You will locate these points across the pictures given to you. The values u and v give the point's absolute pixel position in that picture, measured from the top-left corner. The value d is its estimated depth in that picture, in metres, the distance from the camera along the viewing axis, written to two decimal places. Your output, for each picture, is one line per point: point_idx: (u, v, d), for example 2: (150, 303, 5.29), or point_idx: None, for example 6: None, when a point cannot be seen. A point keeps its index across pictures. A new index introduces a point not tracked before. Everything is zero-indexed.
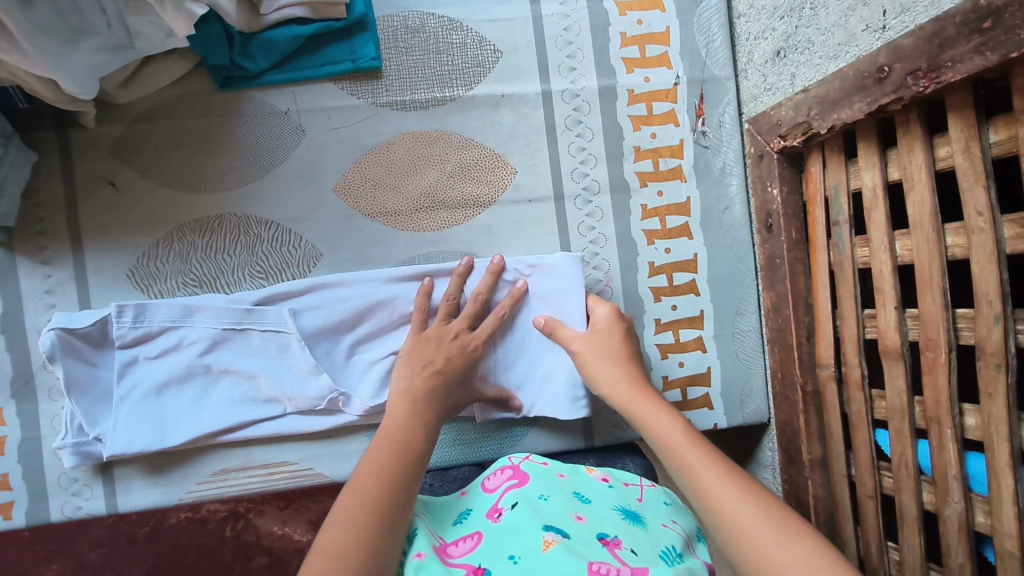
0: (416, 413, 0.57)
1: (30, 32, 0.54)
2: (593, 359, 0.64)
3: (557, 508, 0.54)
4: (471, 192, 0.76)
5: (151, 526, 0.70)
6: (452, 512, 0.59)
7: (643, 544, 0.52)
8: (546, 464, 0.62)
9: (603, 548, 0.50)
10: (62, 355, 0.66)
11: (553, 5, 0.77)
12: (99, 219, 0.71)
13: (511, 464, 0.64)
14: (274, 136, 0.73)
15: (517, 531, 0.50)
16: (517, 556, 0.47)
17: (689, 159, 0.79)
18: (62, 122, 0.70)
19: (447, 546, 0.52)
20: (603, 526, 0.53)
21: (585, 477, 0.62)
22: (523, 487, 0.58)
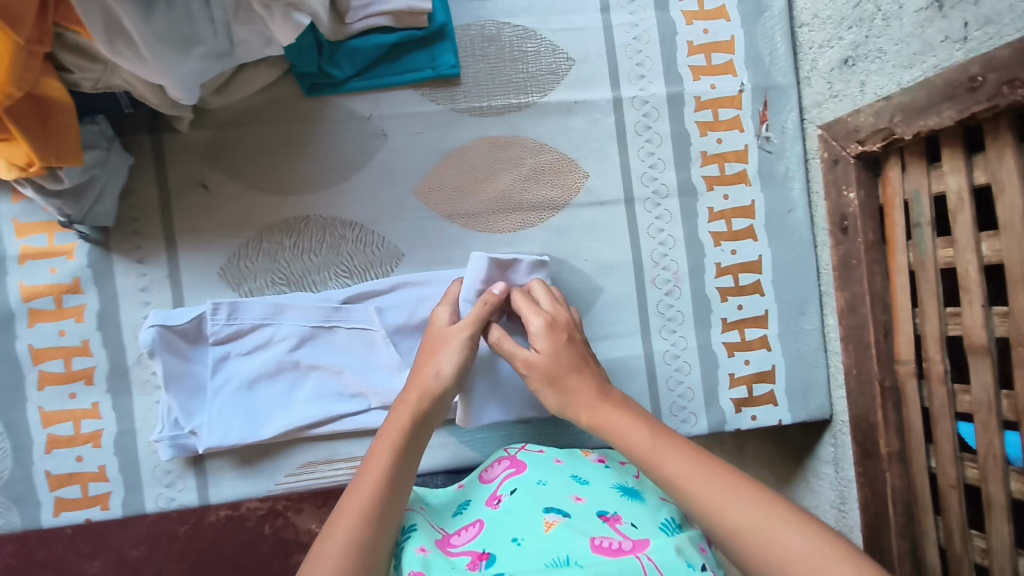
0: (394, 419, 0.59)
1: (150, 40, 0.56)
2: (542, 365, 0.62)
3: (555, 492, 0.58)
4: (545, 195, 0.78)
5: (191, 524, 0.74)
6: (450, 503, 0.63)
7: (643, 518, 0.57)
8: (541, 452, 0.66)
9: (604, 525, 0.54)
10: (162, 351, 0.69)
11: (623, 15, 0.80)
12: (192, 220, 0.74)
13: (507, 455, 0.67)
14: (357, 141, 0.76)
15: (517, 515, 0.55)
16: (519, 538, 0.52)
17: (754, 163, 0.82)
18: (157, 126, 0.73)
19: (449, 537, 0.56)
20: (602, 504, 0.58)
21: (580, 461, 0.65)
22: (521, 473, 0.62)
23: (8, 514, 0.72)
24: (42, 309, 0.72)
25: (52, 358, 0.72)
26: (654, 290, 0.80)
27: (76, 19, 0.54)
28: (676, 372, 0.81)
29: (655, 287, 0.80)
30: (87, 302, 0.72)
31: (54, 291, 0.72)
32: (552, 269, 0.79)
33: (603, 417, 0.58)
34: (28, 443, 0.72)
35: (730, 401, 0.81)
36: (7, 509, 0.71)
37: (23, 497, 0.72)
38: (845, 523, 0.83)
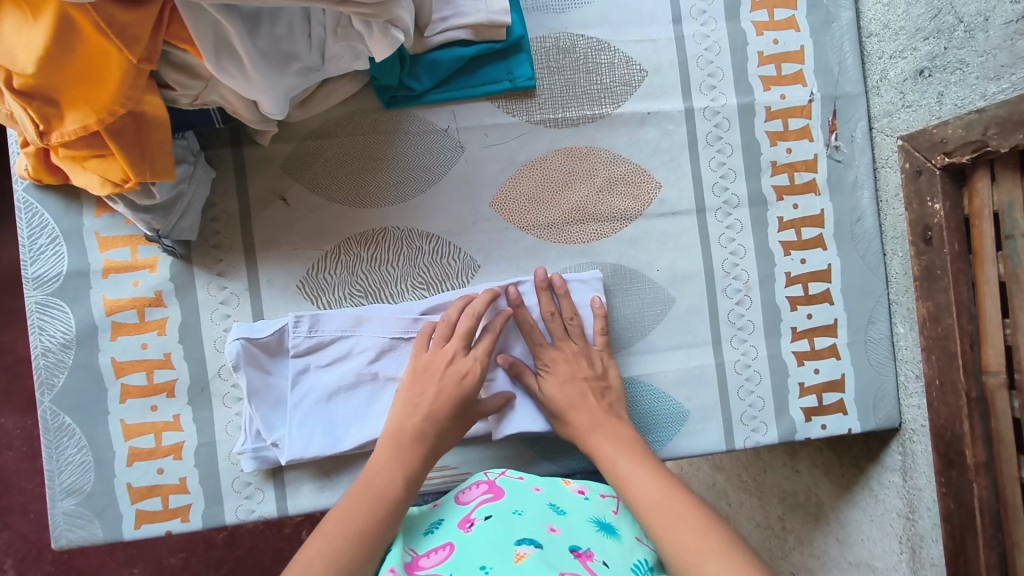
0: (401, 454, 0.62)
1: (254, 56, 0.57)
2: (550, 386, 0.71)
3: (532, 521, 0.58)
4: (619, 206, 0.79)
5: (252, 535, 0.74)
6: (423, 522, 0.63)
7: (615, 557, 0.56)
8: (522, 479, 0.65)
9: (576, 561, 0.53)
10: (246, 364, 0.69)
11: (695, 26, 0.80)
12: (271, 233, 0.74)
13: (487, 479, 0.66)
14: (434, 153, 0.76)
15: (491, 543, 0.54)
16: (488, 567, 0.51)
17: (824, 173, 0.82)
18: (238, 139, 0.73)
19: (418, 560, 0.57)
20: (576, 539, 0.57)
21: (561, 490, 0.64)
22: (498, 500, 0.61)
23: (90, 527, 0.71)
24: (124, 322, 0.72)
25: (134, 371, 0.72)
26: (725, 299, 0.81)
27: (186, 35, 0.55)
28: (747, 382, 0.80)
29: (726, 296, 0.81)
30: (169, 315, 0.72)
31: (136, 304, 0.72)
32: (625, 280, 0.79)
33: (595, 443, 0.67)
34: (110, 456, 0.72)
35: (800, 410, 0.81)
36: (90, 523, 0.71)
37: (105, 511, 0.72)
38: (914, 532, 0.82)
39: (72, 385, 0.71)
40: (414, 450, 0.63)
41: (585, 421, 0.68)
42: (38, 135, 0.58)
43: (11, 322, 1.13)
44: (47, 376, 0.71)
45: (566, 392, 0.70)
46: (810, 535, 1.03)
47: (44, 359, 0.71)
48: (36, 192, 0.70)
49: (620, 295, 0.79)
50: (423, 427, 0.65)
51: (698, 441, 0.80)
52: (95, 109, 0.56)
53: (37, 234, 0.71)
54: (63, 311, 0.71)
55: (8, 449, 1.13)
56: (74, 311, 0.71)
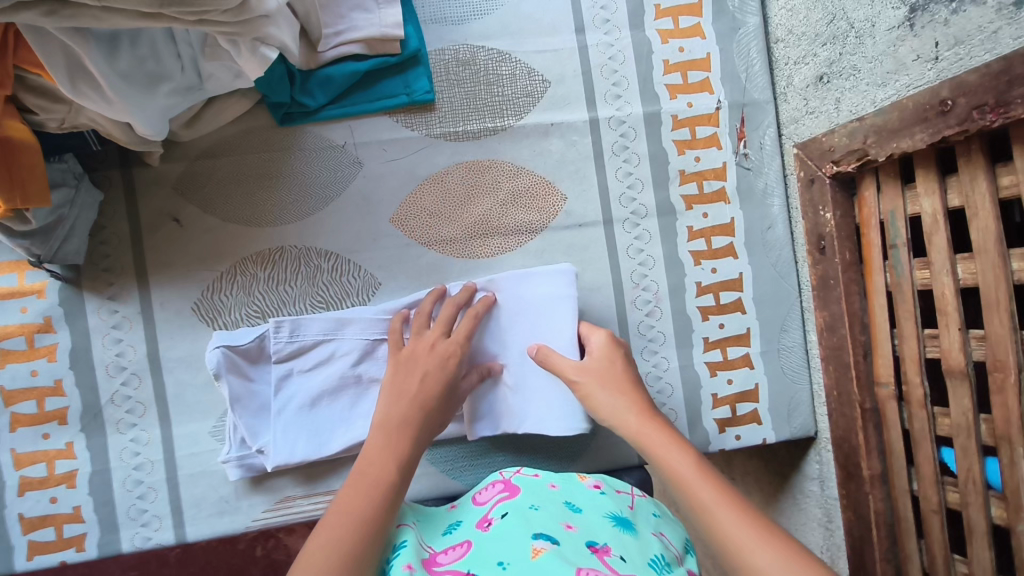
0: (393, 444, 0.59)
1: (114, 79, 0.56)
2: (597, 388, 0.65)
3: (548, 516, 0.57)
4: (524, 219, 0.78)
5: (179, 549, 0.71)
6: (441, 524, 0.63)
7: (633, 550, 0.54)
8: (536, 476, 0.65)
9: (593, 556, 0.52)
10: (227, 373, 0.68)
11: (598, 35, 0.79)
12: (164, 255, 0.73)
13: (503, 478, 0.67)
14: (331, 169, 0.75)
15: (508, 540, 0.54)
16: (505, 562, 0.50)
17: (733, 181, 0.81)
18: (128, 161, 0.72)
19: (436, 556, 0.56)
20: (593, 535, 0.56)
21: (576, 487, 0.64)
22: (514, 497, 0.61)
23: None
24: (12, 349, 0.70)
25: (23, 400, 0.70)
26: (635, 311, 0.80)
27: (35, 61, 0.53)
28: (659, 395, 0.80)
29: (636, 308, 0.80)
30: (59, 341, 0.71)
31: (24, 331, 0.70)
32: None
33: (647, 439, 0.59)
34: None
35: (714, 421, 0.80)
36: None
37: None
38: (833, 542, 0.81)
39: None
40: (408, 441, 0.60)
41: (620, 407, 0.63)
42: None
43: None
44: None
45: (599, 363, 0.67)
46: None
47: None
48: None
49: None
50: (409, 411, 0.62)
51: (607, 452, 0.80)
52: None
53: None
54: None
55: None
56: None
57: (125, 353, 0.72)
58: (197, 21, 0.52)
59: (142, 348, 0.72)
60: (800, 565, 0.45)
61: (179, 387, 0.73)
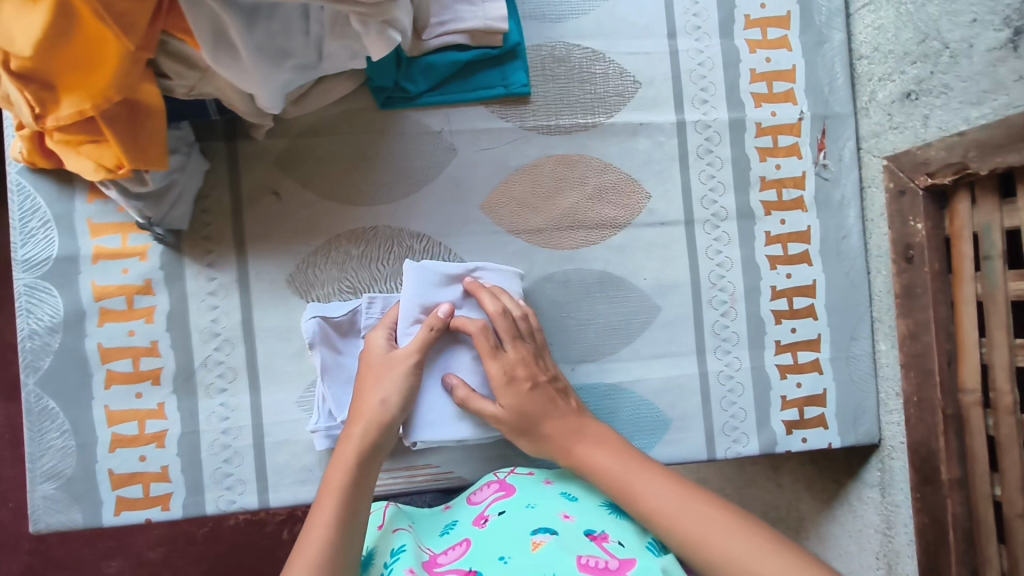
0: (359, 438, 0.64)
1: (251, 50, 0.58)
2: (515, 432, 0.68)
3: (546, 511, 0.61)
4: (608, 214, 0.80)
5: None
6: (438, 524, 0.66)
7: (628, 536, 0.60)
8: (530, 475, 0.70)
9: (592, 543, 0.57)
10: (319, 343, 0.71)
11: (689, 41, 0.82)
12: (262, 227, 0.75)
13: (497, 478, 0.70)
14: (428, 155, 0.77)
15: (508, 536, 0.58)
16: (506, 556, 0.55)
17: (811, 190, 0.83)
18: (232, 132, 0.74)
19: (437, 557, 0.59)
20: (591, 522, 0.60)
21: (569, 479, 0.68)
22: (511, 496, 0.64)
23: (69, 511, 0.72)
24: (112, 308, 0.72)
25: (120, 358, 0.73)
26: (710, 310, 0.82)
27: (184, 27, 0.56)
28: (729, 393, 0.82)
29: (712, 308, 0.82)
30: (157, 303, 0.73)
31: (124, 291, 0.72)
32: (612, 287, 0.80)
33: (580, 452, 0.66)
34: (92, 441, 0.72)
35: (782, 423, 0.82)
36: (69, 507, 0.72)
37: (84, 496, 0.72)
38: (890, 548, 0.84)
39: (57, 369, 0.72)
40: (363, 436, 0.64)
41: (562, 428, 0.67)
42: (30, 116, 0.60)
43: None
44: (32, 359, 0.71)
45: (530, 401, 0.68)
46: None
47: (31, 342, 0.71)
48: (29, 174, 0.71)
49: (606, 302, 0.80)
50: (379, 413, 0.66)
51: (677, 447, 0.81)
52: (91, 93, 0.57)
53: (28, 217, 0.71)
54: (50, 295, 0.71)
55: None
56: (62, 296, 0.72)
57: (219, 319, 0.74)
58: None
59: (237, 315, 0.74)
60: (729, 527, 0.55)
61: (270, 355, 0.75)
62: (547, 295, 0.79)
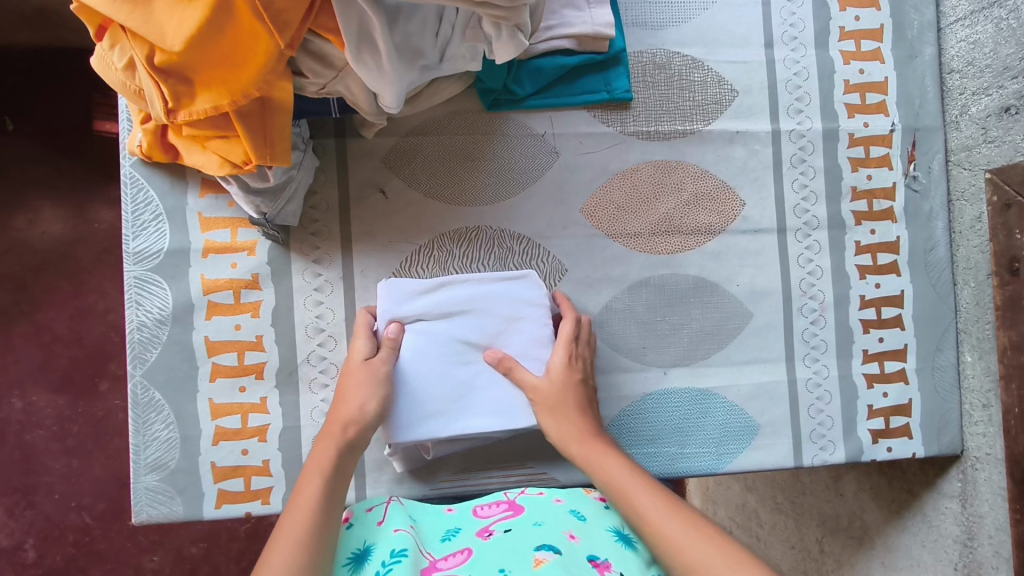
0: (332, 457, 0.62)
1: (391, 50, 0.59)
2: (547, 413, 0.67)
3: (551, 530, 0.59)
4: (704, 220, 0.81)
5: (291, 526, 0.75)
6: (440, 531, 0.63)
7: (632, 566, 0.57)
8: (541, 494, 0.67)
9: (593, 571, 0.54)
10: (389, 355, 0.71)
11: (785, 51, 0.83)
12: (368, 224, 0.76)
13: (506, 498, 0.68)
14: (531, 157, 0.78)
15: (509, 551, 0.55)
16: (506, 569, 0.52)
17: (901, 202, 0.84)
18: (344, 131, 0.75)
19: (436, 563, 0.56)
20: (594, 549, 0.57)
21: (582, 500, 0.66)
22: (518, 516, 0.62)
23: (171, 503, 0.72)
24: (220, 302, 0.73)
25: (225, 352, 0.73)
26: (800, 318, 0.82)
27: (333, 25, 0.57)
28: (817, 401, 0.82)
29: (802, 315, 0.82)
30: (264, 299, 0.74)
31: (232, 285, 0.73)
32: (706, 293, 0.81)
33: (588, 452, 0.65)
34: (196, 434, 0.72)
35: (868, 431, 0.83)
36: (171, 499, 0.72)
37: (186, 489, 0.72)
38: (971, 559, 0.83)
39: (164, 361, 0.72)
40: (330, 450, 0.63)
41: (569, 426, 0.67)
42: (162, 113, 0.60)
43: (49, 299, 1.16)
44: (140, 351, 0.72)
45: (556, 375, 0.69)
46: (851, 558, 1.04)
47: (139, 334, 0.72)
48: (142, 168, 0.72)
49: (699, 307, 0.81)
50: (342, 429, 0.64)
51: (767, 454, 0.81)
52: (229, 91, 0.58)
53: (141, 210, 0.72)
54: (160, 288, 0.72)
55: (38, 427, 1.15)
56: (171, 289, 0.72)
57: (324, 315, 0.75)
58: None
59: (341, 312, 0.75)
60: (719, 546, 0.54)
61: None
62: (642, 299, 0.80)
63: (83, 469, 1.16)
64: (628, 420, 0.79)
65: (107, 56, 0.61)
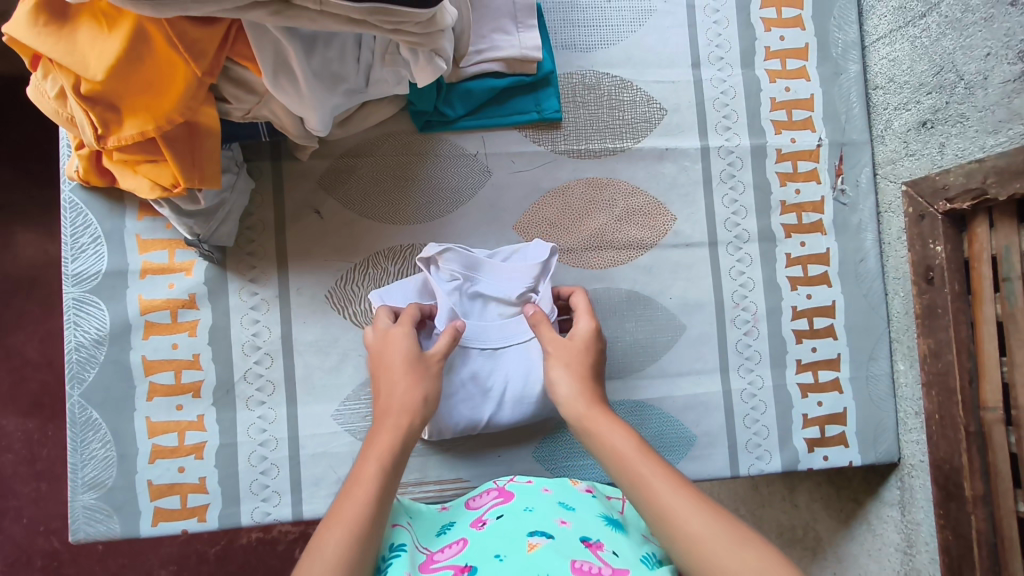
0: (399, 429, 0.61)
1: (309, 75, 0.61)
2: (560, 366, 0.68)
3: (542, 516, 0.58)
4: (635, 235, 0.83)
5: None
6: (434, 526, 0.64)
7: (624, 548, 0.56)
8: (530, 482, 0.67)
9: (586, 550, 0.53)
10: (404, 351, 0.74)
11: (712, 71, 0.85)
12: (303, 243, 0.78)
13: (497, 486, 0.68)
14: (463, 176, 0.80)
15: (502, 538, 0.54)
16: (502, 555, 0.51)
17: (830, 214, 0.86)
18: (279, 154, 0.77)
19: (433, 556, 0.56)
20: (586, 531, 0.57)
21: (568, 490, 0.66)
22: (509, 502, 0.62)
23: (108, 522, 0.73)
24: (157, 322, 0.75)
25: (162, 370, 0.74)
26: (734, 329, 0.84)
27: (248, 53, 0.59)
28: (752, 411, 0.83)
29: (735, 327, 0.84)
30: (201, 317, 0.75)
31: (170, 305, 0.75)
32: (639, 306, 0.83)
33: (594, 424, 0.62)
34: (133, 452, 0.74)
35: (804, 440, 0.84)
36: (108, 517, 0.73)
37: (123, 507, 0.73)
38: (911, 566, 0.83)
39: (101, 380, 0.73)
40: (389, 433, 0.60)
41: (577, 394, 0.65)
42: (93, 139, 0.62)
43: (19, 324, 1.11)
44: (78, 371, 0.73)
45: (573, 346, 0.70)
46: (808, 569, 1.04)
47: (77, 355, 0.73)
48: (82, 192, 0.74)
49: (633, 320, 0.83)
50: (402, 412, 0.62)
51: (703, 464, 0.82)
52: (152, 116, 0.60)
53: (80, 233, 0.73)
54: (98, 308, 0.73)
55: (6, 451, 1.10)
56: (109, 309, 0.74)
57: (260, 333, 0.76)
58: (391, 28, 0.56)
59: (277, 329, 0.77)
60: (735, 541, 0.48)
61: (307, 369, 0.77)
62: None
63: (52, 493, 1.11)
64: (564, 430, 0.81)
65: (41, 85, 0.63)
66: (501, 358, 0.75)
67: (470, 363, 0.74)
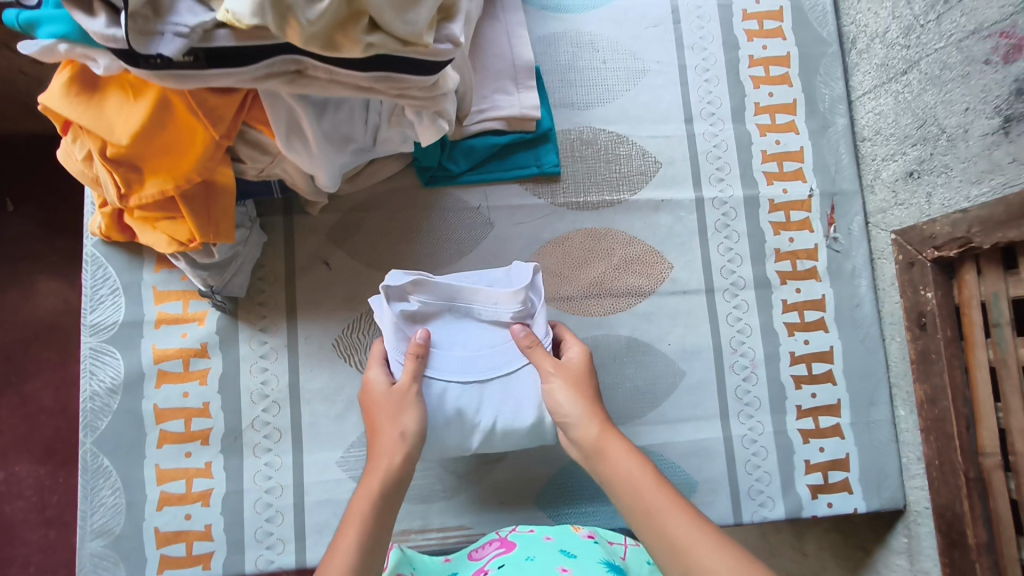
0: (387, 471, 0.63)
1: (319, 137, 0.65)
2: (561, 387, 0.67)
3: (543, 564, 0.59)
4: (634, 283, 0.85)
5: None
6: None
7: None
8: (532, 531, 0.68)
9: None
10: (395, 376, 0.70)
11: (704, 125, 0.89)
12: (312, 294, 0.80)
13: (500, 537, 0.69)
14: (466, 228, 0.84)
15: None
16: None
17: (824, 261, 0.88)
18: (291, 210, 0.81)
19: None
20: None
21: (570, 536, 0.66)
22: (512, 551, 0.63)
23: (115, 569, 0.74)
24: (169, 371, 0.77)
25: (173, 418, 0.77)
26: (733, 375, 0.85)
27: (264, 119, 0.64)
28: (754, 457, 0.84)
29: (734, 372, 0.85)
30: (211, 366, 0.78)
31: (182, 354, 0.77)
32: (638, 353, 0.84)
33: (608, 452, 0.63)
34: (142, 499, 0.75)
35: (807, 486, 0.84)
36: (115, 565, 0.74)
37: (130, 554, 0.74)
38: None
39: (114, 428, 0.75)
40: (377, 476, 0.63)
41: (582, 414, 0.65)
42: (116, 197, 0.66)
43: (36, 369, 1.14)
44: (92, 418, 0.75)
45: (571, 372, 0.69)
46: None
47: (91, 403, 0.75)
48: (103, 247, 0.77)
49: (632, 366, 0.84)
50: (390, 454, 0.64)
51: (707, 511, 0.82)
52: (173, 176, 0.64)
53: (99, 285, 0.77)
54: (113, 357, 0.76)
55: (16, 497, 1.10)
56: (124, 358, 0.76)
57: (269, 381, 0.78)
58: (398, 94, 0.60)
59: (285, 377, 0.79)
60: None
61: (314, 416, 0.78)
62: None
63: (60, 540, 1.12)
64: (566, 477, 0.82)
65: (69, 147, 0.67)
66: (487, 391, 0.70)
67: (453, 399, 0.69)
